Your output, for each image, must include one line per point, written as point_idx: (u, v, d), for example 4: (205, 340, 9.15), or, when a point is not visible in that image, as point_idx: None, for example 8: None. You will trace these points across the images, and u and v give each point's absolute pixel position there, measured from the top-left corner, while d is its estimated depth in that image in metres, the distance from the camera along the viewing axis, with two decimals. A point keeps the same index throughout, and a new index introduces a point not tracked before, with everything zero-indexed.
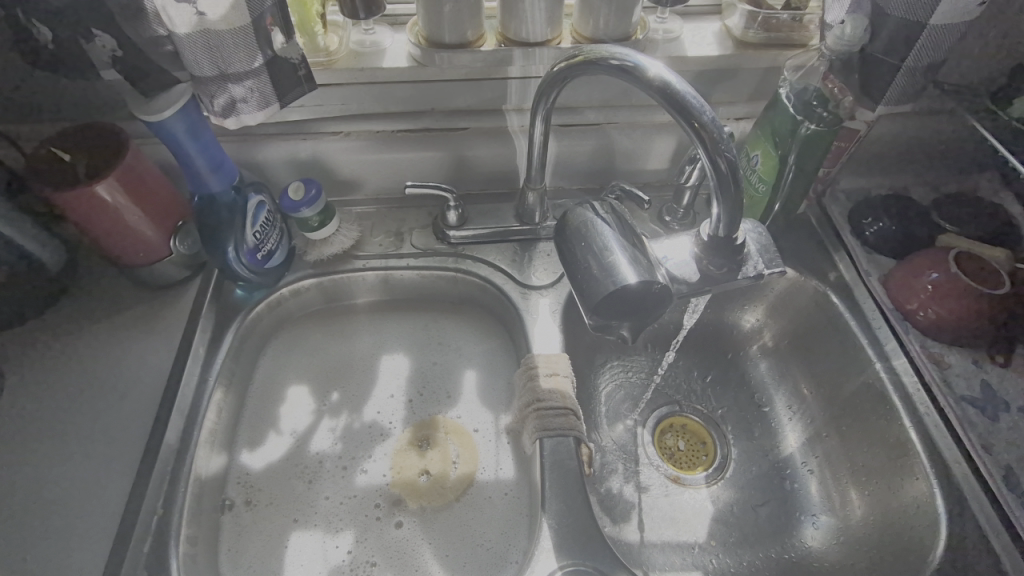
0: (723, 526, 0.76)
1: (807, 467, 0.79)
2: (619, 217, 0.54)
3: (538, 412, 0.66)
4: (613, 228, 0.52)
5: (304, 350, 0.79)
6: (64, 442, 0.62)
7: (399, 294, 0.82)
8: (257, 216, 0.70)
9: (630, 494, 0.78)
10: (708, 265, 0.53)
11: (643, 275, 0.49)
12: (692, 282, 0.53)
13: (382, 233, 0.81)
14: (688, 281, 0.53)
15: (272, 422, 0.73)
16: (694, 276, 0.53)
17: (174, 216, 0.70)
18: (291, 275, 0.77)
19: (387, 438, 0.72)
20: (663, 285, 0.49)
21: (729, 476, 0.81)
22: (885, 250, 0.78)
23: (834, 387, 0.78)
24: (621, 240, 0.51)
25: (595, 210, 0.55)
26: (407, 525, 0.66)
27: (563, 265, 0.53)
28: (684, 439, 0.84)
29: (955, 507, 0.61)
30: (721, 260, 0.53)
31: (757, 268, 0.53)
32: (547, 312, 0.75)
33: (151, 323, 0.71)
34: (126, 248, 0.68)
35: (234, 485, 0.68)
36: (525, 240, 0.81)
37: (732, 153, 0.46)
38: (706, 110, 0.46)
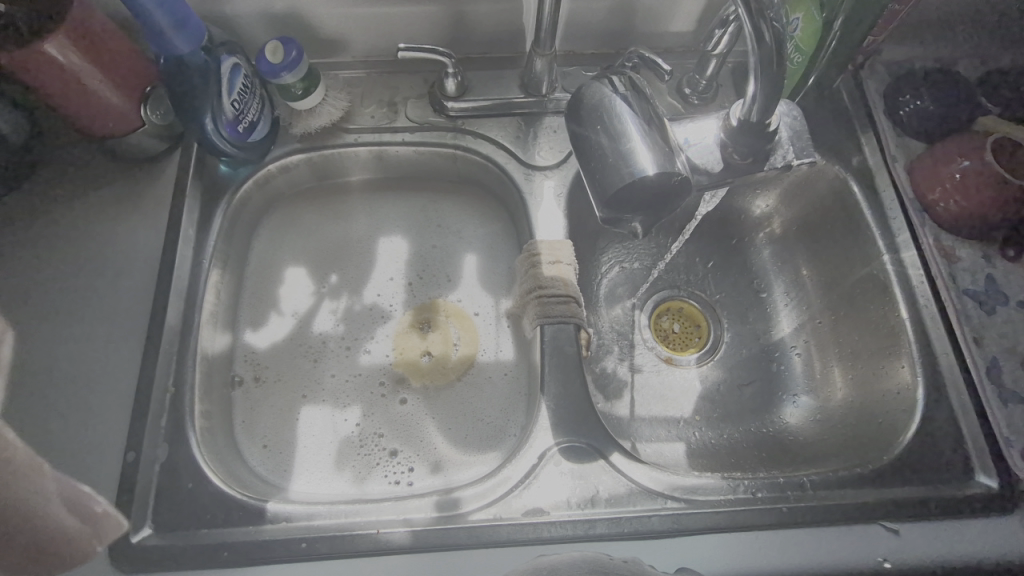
0: (709, 403, 0.80)
1: (796, 351, 0.81)
2: (639, 93, 0.49)
3: (540, 300, 0.66)
4: (632, 108, 0.47)
5: (298, 230, 0.76)
6: (66, 322, 0.62)
7: (394, 172, 0.77)
8: (233, 83, 0.63)
9: (623, 373, 0.81)
10: (733, 154, 0.48)
11: (662, 164, 0.45)
12: (713, 173, 0.49)
13: (373, 102, 0.74)
14: (710, 172, 0.49)
15: (273, 302, 0.73)
16: (716, 166, 0.49)
17: (139, 81, 0.63)
18: (278, 149, 0.72)
19: (389, 320, 0.73)
20: (683, 177, 0.45)
21: (719, 358, 0.83)
22: (917, 133, 0.72)
23: (836, 277, 0.77)
24: (641, 123, 0.46)
25: (614, 86, 0.49)
26: (412, 401, 0.69)
27: (575, 151, 0.48)
28: (679, 322, 0.86)
29: (934, 395, 0.64)
30: (747, 147, 0.48)
31: (785, 158, 0.49)
32: (551, 195, 0.71)
33: (135, 201, 0.67)
34: (91, 118, 0.61)
35: (241, 363, 0.69)
36: (530, 113, 0.74)
37: (781, 20, 0.40)
38: None
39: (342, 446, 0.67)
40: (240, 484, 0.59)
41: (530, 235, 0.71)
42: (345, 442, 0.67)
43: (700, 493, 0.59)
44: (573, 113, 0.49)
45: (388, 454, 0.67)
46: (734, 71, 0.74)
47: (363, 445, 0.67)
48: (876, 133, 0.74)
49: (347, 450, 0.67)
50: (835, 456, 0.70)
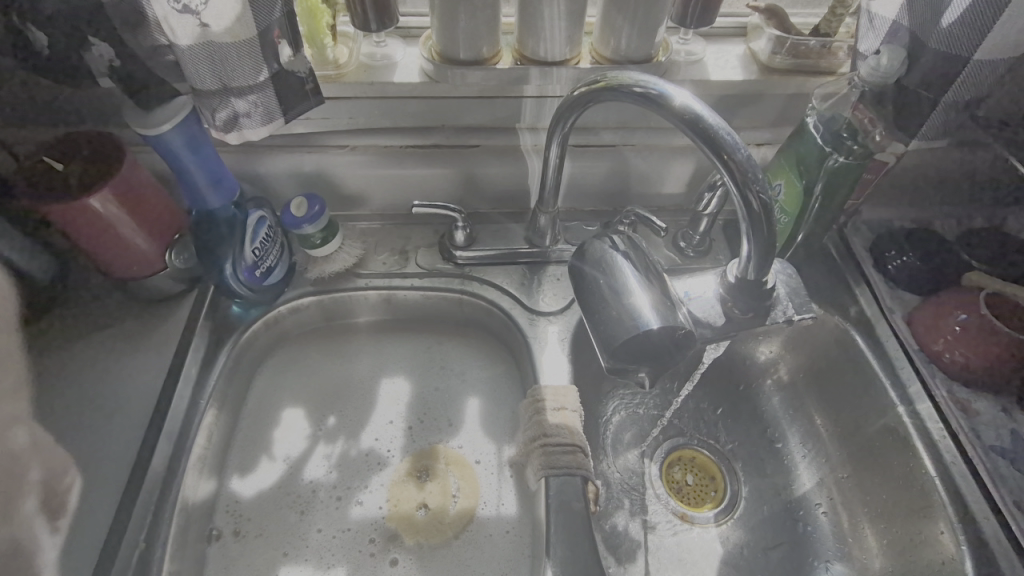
0: (732, 569, 0.72)
1: (821, 509, 0.75)
2: (638, 250, 0.51)
3: (544, 448, 0.63)
4: (633, 263, 0.49)
5: (302, 370, 0.76)
6: None
7: (401, 314, 0.79)
8: (257, 233, 0.67)
9: (636, 531, 0.75)
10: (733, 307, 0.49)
11: (665, 318, 0.46)
12: (716, 326, 0.49)
13: (386, 250, 0.78)
14: (713, 325, 0.49)
15: (265, 446, 0.70)
16: (719, 319, 0.50)
17: (169, 229, 0.67)
18: (291, 292, 0.74)
19: (385, 468, 0.69)
20: (687, 330, 0.46)
21: (739, 516, 0.77)
22: (909, 286, 0.74)
23: (852, 428, 0.75)
24: (642, 278, 0.48)
25: (614, 243, 0.51)
26: (403, 563, 0.63)
27: (578, 303, 0.50)
28: (692, 474, 0.81)
29: (982, 569, 0.58)
30: (746, 303, 0.49)
31: (786, 313, 0.49)
32: (555, 340, 0.72)
33: (145, 339, 0.68)
34: (118, 261, 0.65)
35: (222, 514, 0.64)
36: (534, 262, 0.78)
37: (766, 192, 0.43)
38: (739, 145, 0.42)
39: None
40: None
41: (534, 380, 0.70)
42: None
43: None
44: (576, 266, 0.52)
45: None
46: (726, 227, 0.79)
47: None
48: (869, 285, 0.77)
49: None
50: None
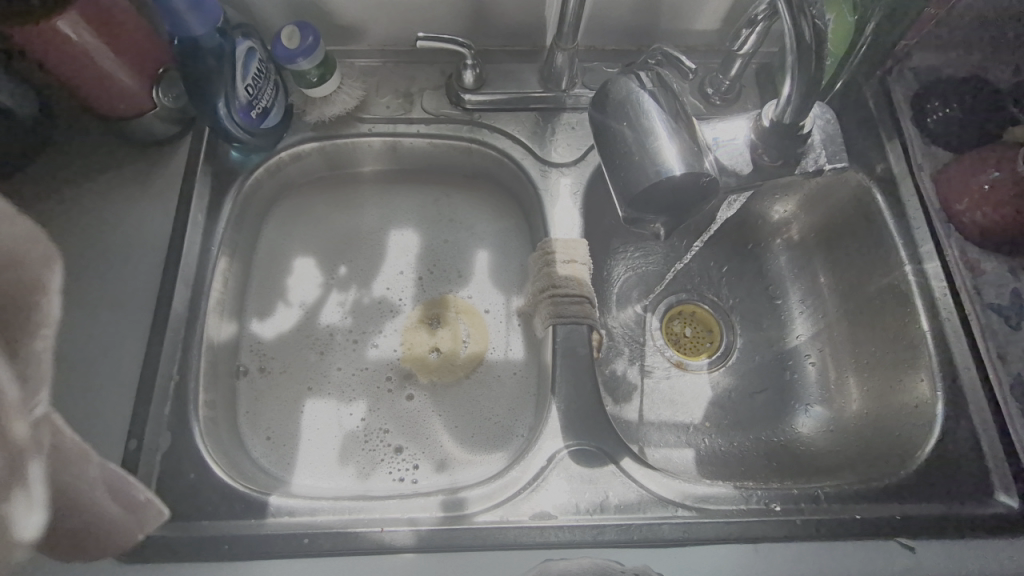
0: (719, 410, 0.79)
1: (810, 360, 0.79)
2: (667, 89, 0.47)
3: (552, 299, 0.64)
4: (659, 105, 0.45)
5: (309, 219, 0.75)
6: (71, 306, 0.61)
7: (408, 164, 0.76)
8: (248, 67, 0.61)
9: (633, 376, 0.80)
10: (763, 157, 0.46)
11: (689, 165, 0.43)
12: (743, 175, 0.47)
13: (388, 93, 0.72)
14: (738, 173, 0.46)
15: (281, 292, 0.72)
16: (745, 168, 0.46)
17: (151, 62, 0.62)
18: (291, 137, 0.71)
19: (397, 315, 0.72)
20: (712, 178, 0.44)
21: (731, 364, 0.82)
22: (943, 141, 0.71)
23: (854, 287, 0.76)
24: (669, 121, 0.45)
25: (641, 81, 0.47)
26: (418, 397, 0.68)
27: (599, 148, 0.47)
28: (691, 326, 0.85)
29: (953, 411, 0.62)
30: (777, 149, 0.46)
31: (817, 162, 0.47)
32: (567, 192, 0.70)
33: (146, 184, 0.66)
34: (103, 98, 0.60)
35: (247, 352, 0.68)
36: (547, 108, 0.73)
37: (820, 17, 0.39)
38: None
39: (346, 441, 0.66)
40: (241, 476, 0.58)
41: (544, 233, 0.69)
42: (349, 437, 0.66)
43: (712, 502, 0.57)
44: (599, 109, 0.48)
45: (393, 450, 0.66)
46: (757, 74, 0.73)
47: (368, 440, 0.66)
48: (902, 141, 0.72)
49: (352, 445, 0.66)
50: (849, 468, 0.68)
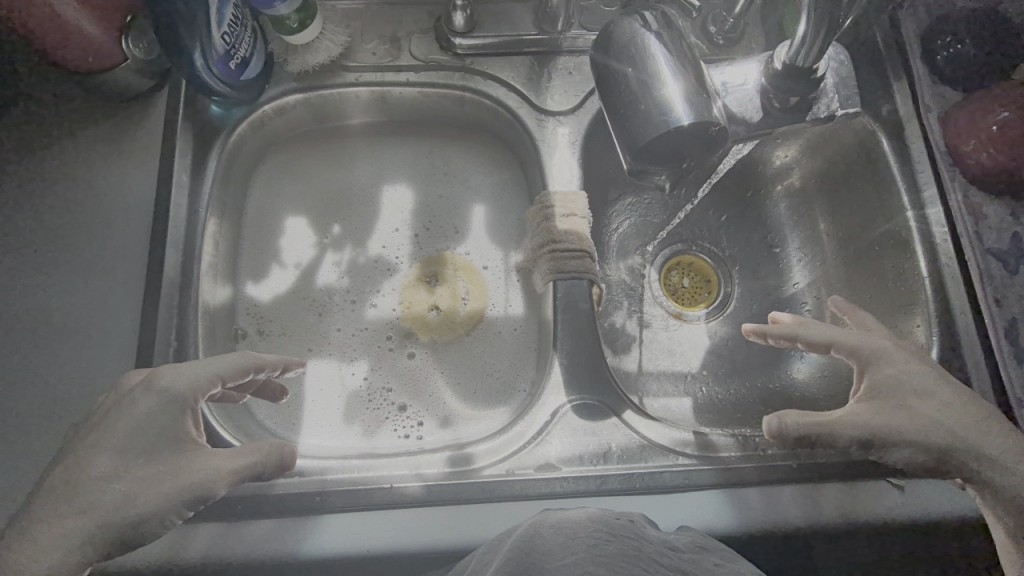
0: (716, 357, 0.80)
1: (806, 307, 0.80)
2: (673, 31, 0.44)
3: (552, 255, 0.63)
4: (664, 50, 0.43)
5: (298, 177, 0.73)
6: (57, 273, 0.59)
7: (397, 115, 0.73)
8: (223, 13, 0.57)
9: (631, 328, 0.81)
10: (774, 102, 0.46)
11: (699, 114, 0.41)
12: (752, 123, 0.46)
13: (374, 37, 0.68)
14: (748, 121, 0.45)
15: (274, 253, 0.70)
16: (754, 116, 0.45)
17: (120, 11, 0.58)
18: (273, 89, 0.67)
19: (394, 274, 0.70)
20: (720, 128, 0.42)
21: (729, 313, 0.83)
22: (951, 80, 0.68)
23: (854, 234, 0.75)
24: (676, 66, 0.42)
25: (647, 23, 0.44)
26: (419, 355, 0.68)
27: (602, 96, 0.45)
28: (688, 277, 0.85)
29: (947, 356, 0.63)
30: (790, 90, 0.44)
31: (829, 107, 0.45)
32: (565, 142, 0.67)
33: (124, 143, 0.63)
34: (71, 50, 0.56)
35: (244, 316, 0.68)
36: (542, 53, 0.69)
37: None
38: None
39: (349, 400, 0.66)
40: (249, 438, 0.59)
41: (542, 186, 0.68)
42: (352, 396, 0.66)
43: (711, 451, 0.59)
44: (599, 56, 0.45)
45: (397, 408, 0.66)
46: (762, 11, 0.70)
47: (371, 399, 0.66)
48: (910, 80, 0.70)
49: (356, 404, 0.66)
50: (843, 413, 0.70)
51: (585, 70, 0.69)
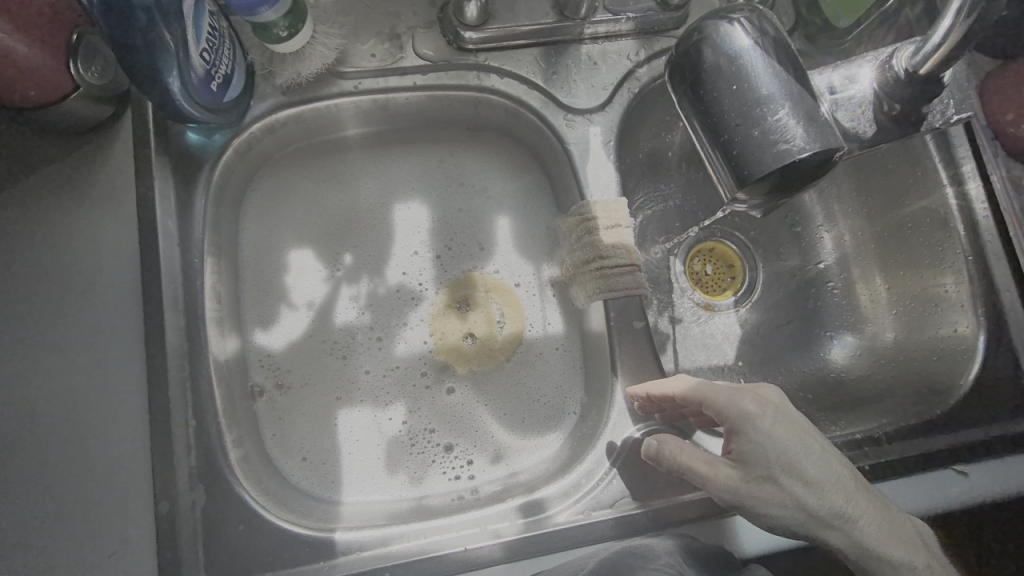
0: (750, 347, 0.76)
1: (834, 288, 0.78)
2: (776, 38, 0.40)
3: (601, 272, 0.59)
4: (770, 61, 0.39)
5: (295, 201, 0.64)
6: (31, 353, 0.49)
7: (401, 121, 0.64)
8: (199, 26, 0.47)
9: (664, 325, 0.75)
10: (884, 108, 0.48)
11: (822, 137, 0.38)
12: (858, 136, 0.47)
13: (371, 36, 0.59)
14: (862, 137, 0.48)
15: (281, 293, 0.62)
16: (868, 129, 0.48)
17: (62, 29, 0.47)
18: (257, 105, 0.58)
19: (420, 302, 0.64)
20: (841, 150, 0.38)
21: (756, 299, 0.79)
22: (985, 48, 0.66)
23: (882, 210, 0.73)
24: (788, 85, 0.38)
25: (744, 33, 0.40)
26: (460, 390, 0.63)
27: (699, 119, 0.40)
28: (711, 264, 0.80)
29: (994, 337, 0.63)
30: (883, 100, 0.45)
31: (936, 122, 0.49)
32: (598, 144, 0.61)
33: (86, 187, 0.52)
34: (9, 84, 0.45)
35: (258, 368, 0.60)
36: (560, 41, 0.62)
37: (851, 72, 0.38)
38: None
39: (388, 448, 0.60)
40: (294, 511, 0.54)
41: (576, 195, 0.62)
42: (393, 443, 0.60)
43: None
44: (690, 69, 0.40)
45: (443, 449, 0.61)
46: None
47: (415, 443, 0.61)
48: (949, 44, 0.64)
49: (398, 451, 0.60)
50: (889, 396, 0.69)
51: (610, 59, 0.62)
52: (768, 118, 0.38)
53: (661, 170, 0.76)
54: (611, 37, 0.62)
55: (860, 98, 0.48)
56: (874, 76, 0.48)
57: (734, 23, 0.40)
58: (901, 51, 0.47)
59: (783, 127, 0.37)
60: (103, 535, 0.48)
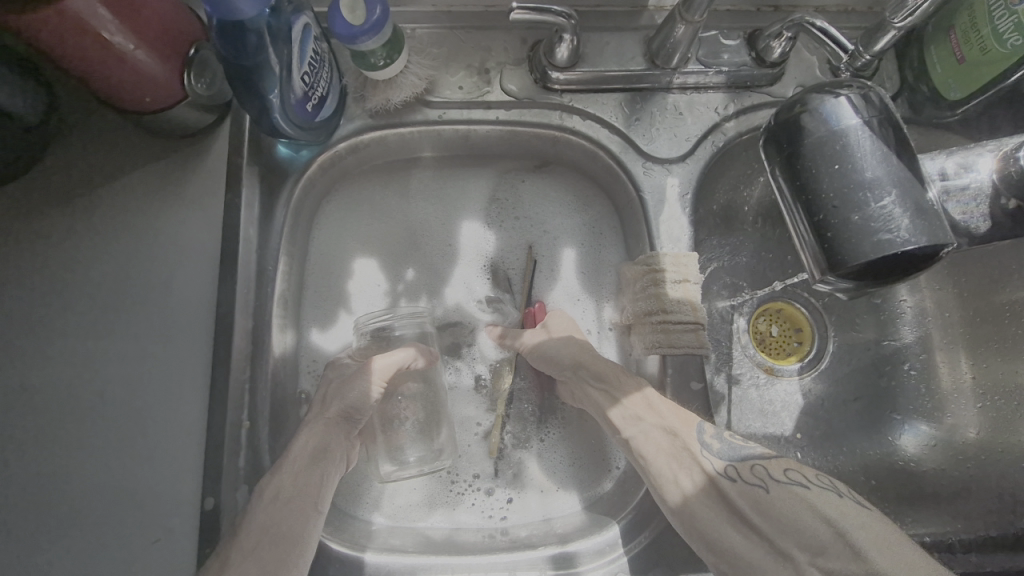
0: (812, 420, 0.70)
1: (914, 370, 0.70)
2: (890, 120, 0.38)
3: (663, 326, 0.58)
4: (880, 144, 0.37)
5: (369, 218, 0.65)
6: (112, 338, 0.52)
7: (478, 150, 0.65)
8: (305, 50, 0.50)
9: (720, 385, 0.69)
10: (1000, 201, 0.44)
11: (931, 232, 0.36)
12: (977, 234, 0.44)
13: (460, 68, 0.60)
14: (972, 232, 0.45)
15: (343, 306, 0.63)
16: (981, 226, 0.44)
17: (183, 43, 0.50)
18: (346, 125, 0.60)
19: (475, 330, 0.64)
20: (951, 248, 0.36)
21: (825, 368, 0.72)
22: None
23: (977, 293, 0.67)
24: (898, 174, 0.37)
25: (856, 112, 0.38)
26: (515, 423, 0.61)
27: (797, 192, 0.39)
28: (777, 324, 0.74)
29: None
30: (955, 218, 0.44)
31: None
32: (674, 194, 0.60)
33: (181, 187, 0.56)
34: (130, 91, 0.49)
35: (312, 376, 0.61)
36: (647, 88, 0.61)
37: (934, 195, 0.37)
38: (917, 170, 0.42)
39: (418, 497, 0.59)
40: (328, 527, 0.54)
41: (645, 243, 0.60)
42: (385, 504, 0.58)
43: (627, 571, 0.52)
44: (787, 141, 0.40)
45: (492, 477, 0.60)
46: (901, 48, 0.61)
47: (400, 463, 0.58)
48: None
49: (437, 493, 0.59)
50: (967, 499, 0.62)
51: (697, 110, 0.61)
52: (870, 203, 0.36)
53: (735, 224, 0.72)
54: (700, 88, 0.61)
55: (976, 188, 0.44)
56: (996, 167, 0.44)
57: (843, 99, 0.38)
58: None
59: (888, 216, 0.35)
60: (149, 520, 0.50)
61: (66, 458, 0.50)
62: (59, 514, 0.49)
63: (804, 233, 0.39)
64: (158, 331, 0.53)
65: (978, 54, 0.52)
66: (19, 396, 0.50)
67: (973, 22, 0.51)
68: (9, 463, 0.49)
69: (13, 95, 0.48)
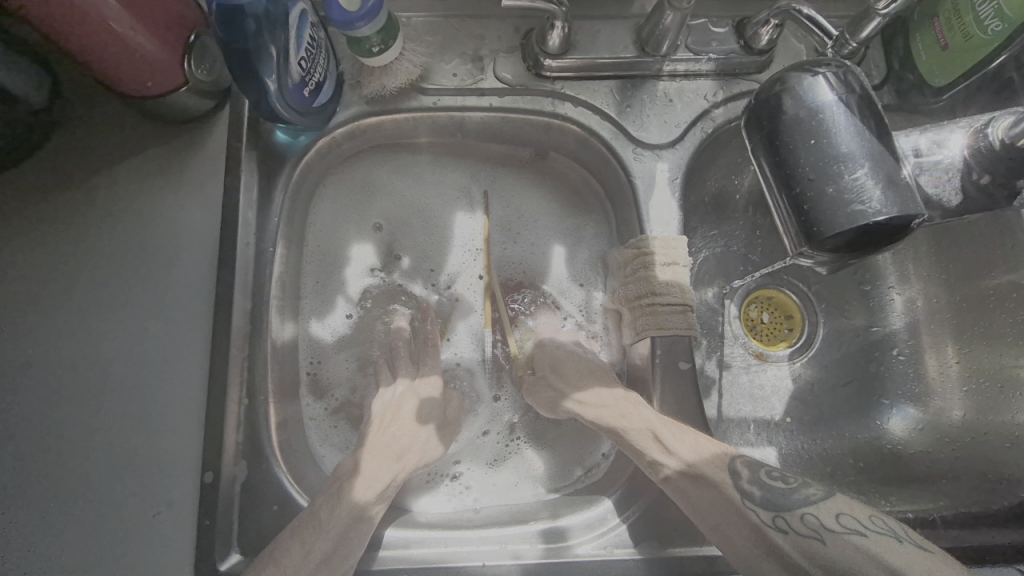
0: (802, 404, 0.71)
1: (902, 354, 0.71)
2: (863, 97, 0.39)
3: (652, 308, 0.59)
4: (854, 119, 0.39)
5: (363, 204, 0.67)
6: (115, 318, 0.54)
7: (472, 138, 0.66)
8: (301, 35, 0.51)
9: (711, 369, 0.70)
10: (973, 177, 0.45)
11: (901, 203, 0.37)
12: (950, 207, 0.46)
13: (454, 56, 0.62)
14: (946, 206, 0.46)
15: (340, 289, 0.65)
16: (952, 198, 0.46)
17: (184, 28, 0.51)
18: (342, 111, 0.61)
19: (467, 312, 0.65)
20: (922, 218, 0.38)
21: (814, 354, 0.73)
22: None
23: (964, 278, 0.67)
24: (871, 148, 0.38)
25: (833, 89, 0.39)
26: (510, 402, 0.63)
27: (777, 166, 0.40)
28: (768, 311, 0.75)
29: None
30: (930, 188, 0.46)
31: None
32: (663, 180, 0.61)
33: (182, 171, 0.57)
34: (132, 75, 0.50)
35: (307, 357, 0.62)
36: (637, 76, 0.62)
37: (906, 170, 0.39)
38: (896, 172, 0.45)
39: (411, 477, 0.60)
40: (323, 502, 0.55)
41: (636, 228, 0.62)
42: None
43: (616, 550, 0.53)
44: (767, 119, 0.41)
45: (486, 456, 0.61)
46: (887, 35, 0.62)
47: None
48: None
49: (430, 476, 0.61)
50: (951, 478, 0.63)
51: (686, 97, 0.62)
52: (845, 175, 0.38)
53: (726, 212, 0.73)
54: (689, 75, 0.62)
55: (947, 165, 0.46)
56: (966, 143, 0.46)
57: (820, 77, 0.40)
58: (997, 120, 0.45)
59: (860, 187, 0.36)
60: (153, 493, 0.51)
61: (71, 434, 0.51)
62: (64, 487, 0.50)
63: (783, 207, 0.40)
64: (161, 311, 0.54)
65: (960, 40, 0.53)
66: (22, 373, 0.52)
67: (955, 9, 0.53)
68: (15, 437, 0.51)
69: (23, 80, 0.49)
